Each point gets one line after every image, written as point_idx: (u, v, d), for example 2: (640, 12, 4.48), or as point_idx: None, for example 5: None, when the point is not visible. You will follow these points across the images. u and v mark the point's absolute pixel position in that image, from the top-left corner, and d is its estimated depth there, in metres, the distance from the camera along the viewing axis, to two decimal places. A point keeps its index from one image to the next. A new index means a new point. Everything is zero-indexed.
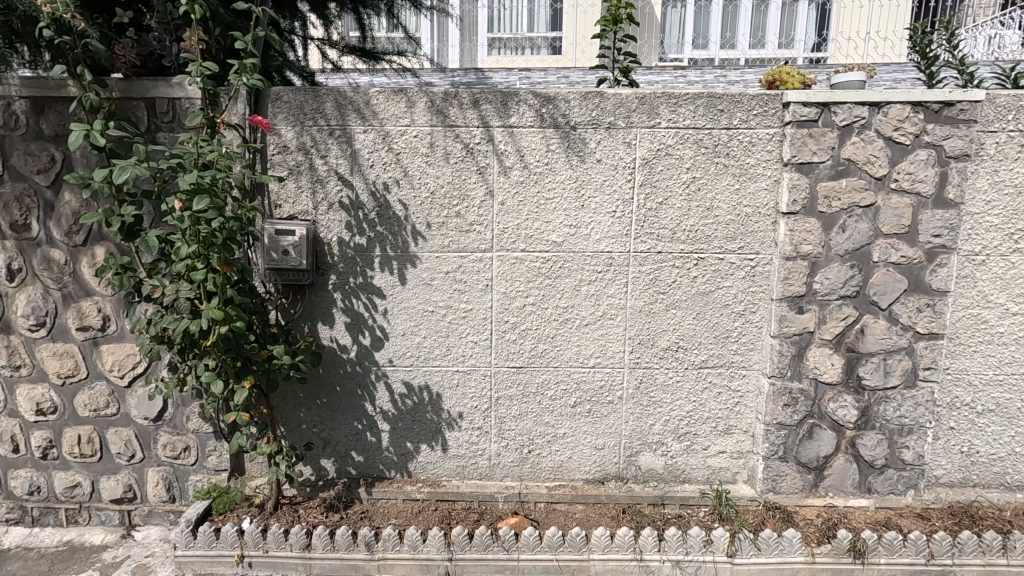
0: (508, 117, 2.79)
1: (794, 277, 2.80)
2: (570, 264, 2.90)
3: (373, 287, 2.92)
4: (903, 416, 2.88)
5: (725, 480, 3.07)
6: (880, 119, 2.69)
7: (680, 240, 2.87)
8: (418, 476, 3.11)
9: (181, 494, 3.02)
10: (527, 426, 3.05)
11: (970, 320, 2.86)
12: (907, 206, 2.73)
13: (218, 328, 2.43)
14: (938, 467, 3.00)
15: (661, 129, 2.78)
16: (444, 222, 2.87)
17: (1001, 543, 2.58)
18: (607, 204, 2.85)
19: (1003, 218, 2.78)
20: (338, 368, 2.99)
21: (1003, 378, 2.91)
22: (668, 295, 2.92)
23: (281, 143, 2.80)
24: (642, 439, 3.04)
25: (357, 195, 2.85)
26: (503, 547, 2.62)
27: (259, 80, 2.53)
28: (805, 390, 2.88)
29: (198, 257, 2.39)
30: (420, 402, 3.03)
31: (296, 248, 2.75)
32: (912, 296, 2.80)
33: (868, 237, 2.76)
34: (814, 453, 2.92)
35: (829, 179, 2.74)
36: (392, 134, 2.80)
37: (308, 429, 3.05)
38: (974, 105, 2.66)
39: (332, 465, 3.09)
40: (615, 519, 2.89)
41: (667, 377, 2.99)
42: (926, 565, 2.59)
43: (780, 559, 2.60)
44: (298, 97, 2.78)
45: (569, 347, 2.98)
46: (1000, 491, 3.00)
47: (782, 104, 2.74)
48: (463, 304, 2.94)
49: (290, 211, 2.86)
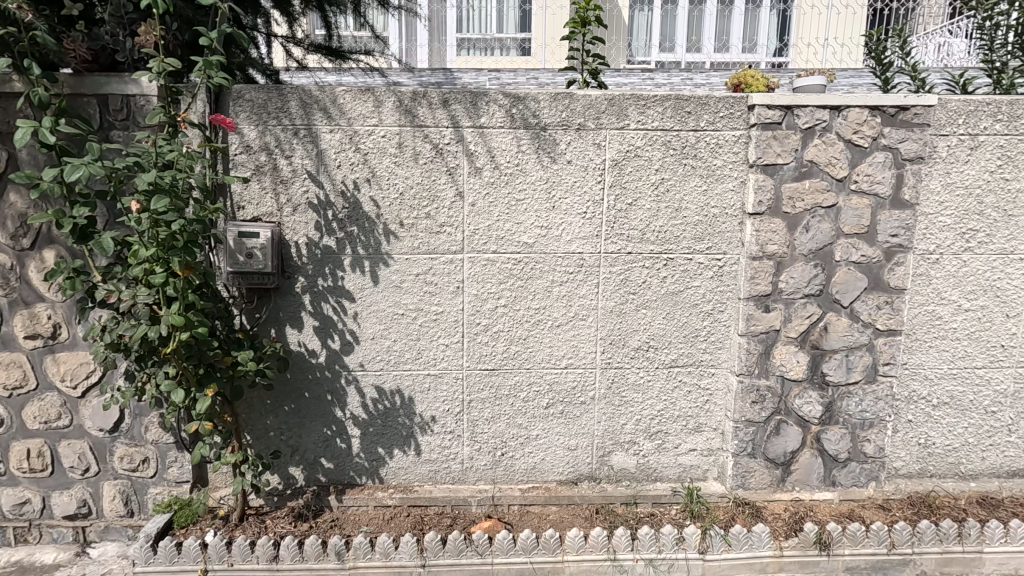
0: (478, 118, 2.77)
1: (760, 276, 2.86)
2: (542, 265, 2.89)
3: (342, 289, 2.86)
4: (865, 410, 2.97)
5: (696, 478, 3.11)
6: (841, 122, 2.76)
7: (650, 241, 2.89)
8: (389, 482, 3.05)
9: (140, 508, 2.89)
10: (500, 428, 3.03)
11: (925, 317, 2.97)
12: (866, 206, 2.82)
13: (178, 334, 2.33)
14: (897, 459, 3.11)
15: (630, 131, 2.80)
16: (414, 223, 2.83)
17: (957, 530, 2.68)
18: (577, 205, 2.86)
19: (956, 218, 2.89)
20: (306, 373, 2.92)
21: (957, 371, 3.03)
22: (638, 295, 2.94)
23: (243, 142, 2.72)
24: (614, 439, 3.06)
25: (325, 196, 2.78)
26: (477, 552, 2.58)
27: (225, 79, 2.46)
28: (772, 386, 2.94)
29: (157, 260, 2.29)
30: (392, 407, 2.98)
31: (262, 250, 2.67)
32: (872, 294, 2.89)
33: (830, 237, 2.83)
34: (781, 448, 2.98)
35: (792, 180, 2.80)
36: (360, 133, 2.75)
37: (275, 437, 2.96)
38: (927, 110, 2.76)
39: (301, 473, 3.01)
40: (589, 519, 2.90)
41: (638, 377, 3.01)
42: (888, 555, 2.67)
43: (750, 554, 2.64)
44: (261, 96, 2.70)
45: (542, 349, 2.97)
46: (955, 480, 3.12)
47: (747, 107, 2.79)
48: (434, 307, 2.90)
49: (254, 212, 2.77)
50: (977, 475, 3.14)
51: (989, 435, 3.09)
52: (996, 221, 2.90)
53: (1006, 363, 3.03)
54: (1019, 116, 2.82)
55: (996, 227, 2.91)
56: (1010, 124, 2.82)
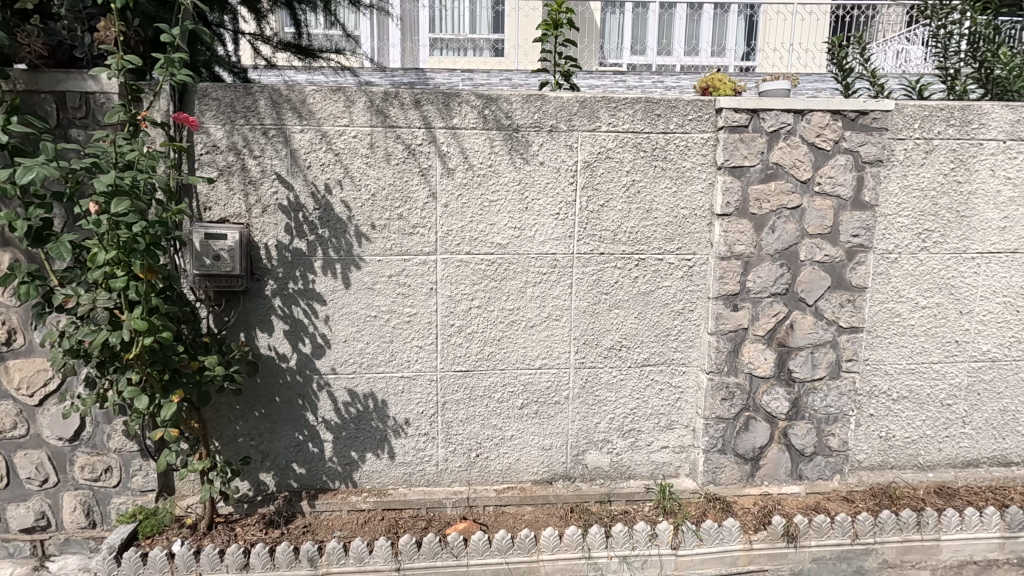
0: (451, 119, 2.77)
1: (728, 276, 2.92)
2: (515, 265, 2.90)
3: (313, 292, 2.82)
4: (830, 406, 3.06)
5: (668, 474, 3.15)
6: (804, 126, 2.84)
7: (621, 241, 2.93)
8: (363, 486, 3.02)
9: (102, 519, 2.80)
10: (474, 429, 3.02)
11: (886, 314, 3.08)
12: (829, 208, 2.90)
13: (141, 339, 2.27)
14: (860, 451, 3.21)
15: (601, 133, 2.83)
16: (386, 225, 2.81)
17: (916, 519, 2.78)
18: (549, 206, 2.88)
19: (913, 218, 3.01)
20: (276, 378, 2.87)
21: (915, 366, 3.14)
22: (611, 295, 2.97)
23: (209, 142, 2.66)
24: (588, 438, 3.08)
25: (295, 197, 2.74)
26: (452, 553, 2.58)
27: (188, 77, 2.40)
28: (741, 383, 3.01)
29: (118, 263, 2.22)
30: (365, 410, 2.95)
31: (229, 252, 2.61)
32: (835, 292, 2.98)
33: (795, 237, 2.91)
34: (750, 444, 3.05)
35: (759, 182, 2.87)
36: (330, 134, 2.72)
37: (245, 443, 2.90)
38: (885, 114, 2.87)
39: (272, 479, 2.95)
40: (563, 518, 2.93)
41: (611, 376, 3.05)
42: (852, 544, 2.76)
43: (720, 548, 2.70)
44: (228, 94, 2.65)
45: (516, 349, 2.98)
46: (914, 471, 3.24)
47: (715, 110, 2.85)
48: (407, 309, 2.89)
49: (221, 214, 2.72)
50: (934, 466, 3.26)
51: (946, 427, 3.22)
52: (950, 221, 3.02)
53: (960, 358, 3.16)
54: (970, 121, 2.94)
55: (950, 227, 3.03)
56: (962, 129, 2.95)
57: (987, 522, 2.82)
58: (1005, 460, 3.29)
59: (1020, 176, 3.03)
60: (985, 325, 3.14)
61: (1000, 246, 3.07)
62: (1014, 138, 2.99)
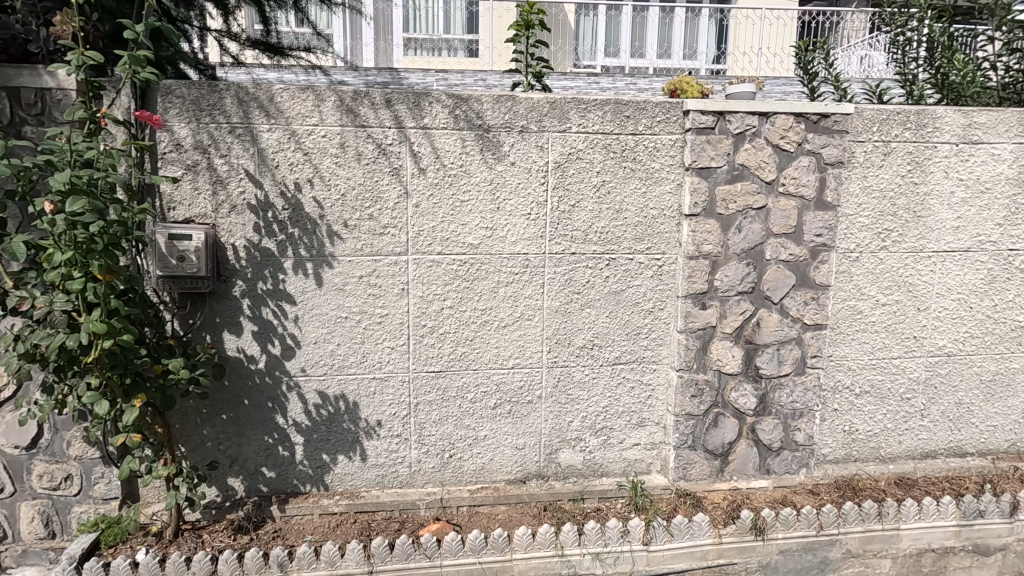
0: (422, 118, 2.76)
1: (696, 275, 2.97)
2: (487, 266, 2.91)
3: (283, 293, 2.78)
4: (796, 401, 3.13)
5: (640, 471, 3.19)
6: (769, 128, 2.91)
7: (593, 241, 2.96)
8: (335, 489, 2.98)
9: (62, 529, 2.71)
10: (447, 430, 3.01)
11: (848, 311, 3.17)
12: (792, 208, 2.98)
13: (100, 341, 2.20)
14: (825, 445, 3.30)
15: (572, 134, 2.86)
16: (356, 224, 2.79)
17: (877, 510, 2.87)
18: (521, 207, 2.89)
19: (873, 218, 3.10)
20: (245, 381, 2.82)
21: (876, 362, 3.24)
22: (582, 295, 3.00)
23: (173, 140, 2.61)
24: (561, 437, 3.10)
25: (264, 196, 2.70)
26: (425, 555, 2.57)
27: (152, 75, 2.33)
28: (710, 381, 3.06)
29: (75, 264, 2.16)
30: (336, 412, 2.92)
31: (195, 253, 2.55)
32: (799, 290, 3.05)
33: (760, 237, 2.98)
34: (719, 440, 3.11)
35: (725, 183, 2.93)
36: (299, 133, 2.68)
37: (212, 447, 2.85)
38: (845, 117, 2.95)
39: (240, 484, 2.90)
40: (536, 517, 2.94)
41: (584, 375, 3.07)
42: (817, 536, 2.83)
43: (691, 543, 2.75)
44: (193, 92, 2.60)
45: (488, 349, 2.98)
46: (876, 463, 3.34)
47: (683, 112, 2.90)
48: (379, 310, 2.87)
49: (186, 213, 2.66)
50: (895, 458, 3.37)
51: (905, 420, 3.33)
52: (907, 221, 3.13)
53: (919, 353, 3.27)
54: (925, 125, 3.05)
55: (907, 227, 3.13)
56: (918, 132, 3.05)
57: (944, 511, 2.91)
58: (961, 451, 3.41)
59: (973, 177, 3.15)
60: (941, 321, 3.25)
61: (954, 245, 3.19)
62: (966, 141, 3.11)
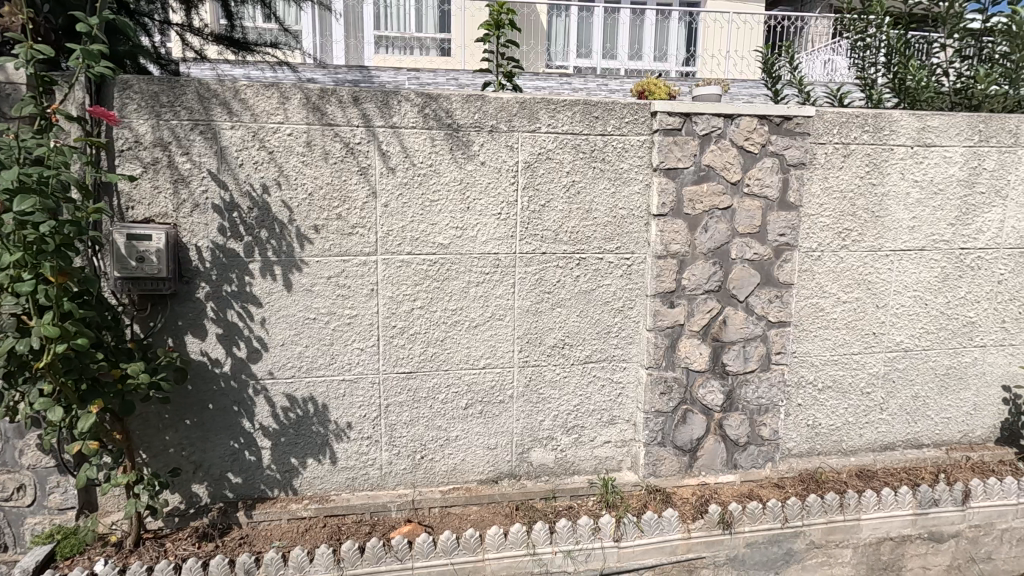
0: (391, 118, 2.73)
1: (665, 274, 3.02)
2: (457, 266, 2.90)
3: (248, 294, 2.72)
4: (761, 397, 3.21)
5: (611, 469, 3.22)
6: (734, 130, 2.97)
7: (563, 241, 2.98)
8: (304, 493, 2.94)
9: (15, 542, 2.61)
10: (418, 431, 3.00)
11: (811, 308, 3.26)
12: (757, 208, 3.05)
13: (53, 346, 2.12)
14: (790, 440, 3.38)
15: (541, 134, 2.87)
16: (324, 224, 2.74)
17: (839, 501, 2.95)
18: (491, 206, 2.89)
19: (833, 218, 3.20)
20: (209, 385, 2.75)
21: (838, 358, 3.34)
22: (553, 295, 3.01)
23: (132, 137, 2.53)
24: (533, 436, 3.11)
25: (228, 196, 2.64)
26: (396, 557, 2.54)
27: (107, 69, 2.25)
28: (678, 377, 3.11)
29: (25, 266, 2.07)
30: (305, 415, 2.87)
31: (155, 254, 2.47)
32: (764, 289, 3.13)
33: (726, 237, 3.04)
34: (687, 436, 3.16)
35: (692, 184, 2.98)
36: (264, 131, 2.63)
37: (175, 453, 2.77)
38: (807, 120, 3.03)
39: (205, 490, 2.84)
40: (508, 517, 2.94)
41: (555, 373, 3.09)
42: (782, 528, 2.90)
43: (660, 538, 2.79)
44: (152, 88, 2.52)
45: (459, 349, 2.97)
46: (838, 456, 3.45)
47: (650, 113, 2.94)
48: (348, 311, 2.83)
49: (145, 213, 2.59)
50: (856, 450, 3.48)
51: (866, 414, 3.44)
52: (866, 221, 3.23)
53: (878, 348, 3.38)
54: (883, 128, 3.15)
55: (866, 227, 3.24)
56: (876, 135, 3.15)
57: (901, 501, 3.01)
58: (918, 443, 3.54)
59: (927, 179, 3.27)
60: (898, 317, 3.37)
61: (910, 244, 3.30)
62: (920, 144, 3.22)
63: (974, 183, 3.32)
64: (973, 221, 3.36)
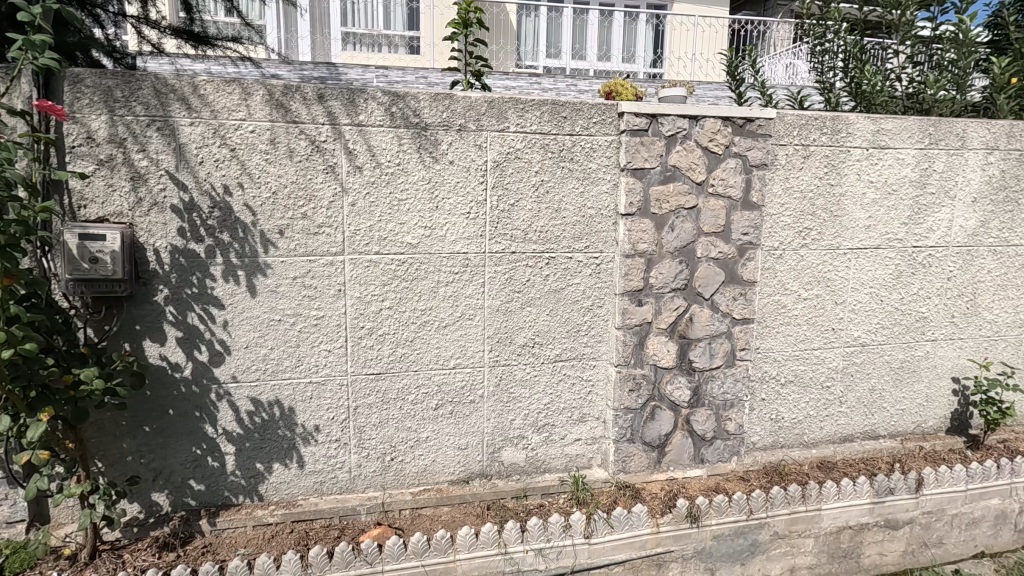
0: (357, 116, 2.69)
1: (633, 273, 3.06)
2: (426, 266, 2.87)
3: (209, 296, 2.65)
4: (726, 392, 3.28)
5: (581, 466, 3.25)
6: (699, 131, 3.03)
7: (532, 240, 2.98)
8: (270, 499, 2.87)
9: None
10: (388, 433, 2.96)
11: (774, 305, 3.35)
12: (721, 207, 3.11)
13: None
14: (754, 433, 3.47)
15: (510, 133, 2.87)
16: (289, 224, 2.69)
17: (802, 492, 3.04)
18: (460, 206, 2.87)
19: (794, 218, 3.29)
20: (169, 390, 2.67)
21: (799, 353, 3.44)
22: (523, 294, 3.02)
23: (84, 133, 2.43)
24: (503, 435, 3.11)
25: (187, 195, 2.56)
26: (366, 561, 2.51)
27: (53, 61, 2.15)
28: (647, 374, 3.16)
29: None
30: (270, 419, 2.81)
31: (110, 255, 2.38)
32: (728, 287, 3.20)
33: (692, 236, 3.10)
34: (656, 432, 3.21)
35: (659, 184, 3.03)
36: (225, 128, 2.56)
37: (133, 461, 2.68)
38: (768, 122, 3.11)
39: (166, 499, 2.75)
40: (479, 516, 2.93)
41: (525, 373, 3.09)
42: (748, 520, 2.98)
43: (630, 533, 2.82)
44: (105, 82, 2.43)
45: (429, 349, 2.95)
46: (800, 448, 3.55)
47: (618, 114, 2.97)
48: (314, 312, 2.78)
49: (99, 212, 2.49)
50: (817, 443, 3.59)
51: (826, 407, 3.55)
52: (825, 220, 3.34)
53: (837, 343, 3.49)
54: (840, 130, 3.26)
55: (825, 226, 3.34)
56: (833, 137, 3.26)
57: (859, 490, 3.12)
58: (874, 434, 3.68)
59: (882, 180, 3.39)
60: (856, 313, 3.49)
61: (866, 243, 3.43)
62: (875, 146, 3.34)
63: (925, 184, 3.46)
64: (924, 221, 3.50)
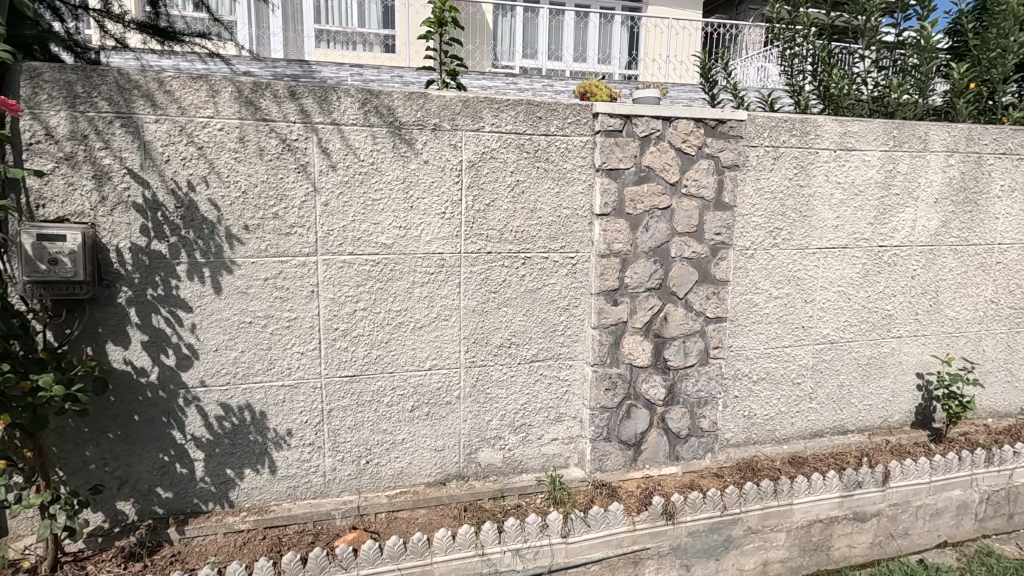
0: (329, 114, 2.65)
1: (609, 273, 3.08)
2: (401, 266, 2.84)
3: (176, 298, 2.57)
4: (701, 390, 3.32)
5: (558, 465, 3.26)
6: (672, 132, 3.06)
7: (508, 240, 2.98)
8: (241, 505, 2.81)
9: None
10: (363, 436, 2.92)
11: (746, 304, 3.40)
12: (694, 208, 3.15)
13: None
14: (727, 431, 3.52)
15: (485, 133, 2.86)
16: (260, 224, 2.63)
17: (774, 487, 3.10)
18: (435, 206, 2.85)
19: (765, 218, 3.35)
20: (135, 396, 2.59)
21: (771, 351, 3.51)
22: (498, 294, 3.01)
23: (42, 129, 2.34)
24: (480, 436, 3.10)
25: (152, 194, 2.49)
26: (341, 566, 2.47)
27: (6, 53, 2.06)
28: (622, 373, 3.18)
29: None
30: (241, 423, 2.74)
31: (70, 256, 2.29)
32: (702, 286, 3.24)
33: (666, 236, 3.13)
34: (632, 430, 3.23)
35: (633, 184, 3.06)
36: (191, 125, 2.50)
37: (97, 469, 2.59)
38: (739, 123, 3.16)
39: (132, 507, 2.67)
40: (457, 518, 2.91)
41: (501, 373, 3.08)
42: (722, 516, 3.02)
43: (607, 531, 2.84)
44: (65, 76, 2.34)
45: (404, 351, 2.92)
46: (772, 444, 3.62)
47: (592, 114, 2.98)
48: (286, 314, 2.72)
49: (58, 211, 2.40)
50: (788, 438, 3.66)
51: (797, 403, 3.62)
52: (794, 220, 3.41)
53: (807, 341, 3.57)
54: (809, 132, 3.33)
55: (795, 226, 3.41)
56: (802, 139, 3.33)
57: (829, 484, 3.19)
58: (843, 429, 3.77)
59: (849, 181, 3.48)
60: (825, 311, 3.57)
61: (834, 243, 3.51)
62: (842, 148, 3.42)
63: (889, 185, 3.56)
64: (890, 221, 3.60)
